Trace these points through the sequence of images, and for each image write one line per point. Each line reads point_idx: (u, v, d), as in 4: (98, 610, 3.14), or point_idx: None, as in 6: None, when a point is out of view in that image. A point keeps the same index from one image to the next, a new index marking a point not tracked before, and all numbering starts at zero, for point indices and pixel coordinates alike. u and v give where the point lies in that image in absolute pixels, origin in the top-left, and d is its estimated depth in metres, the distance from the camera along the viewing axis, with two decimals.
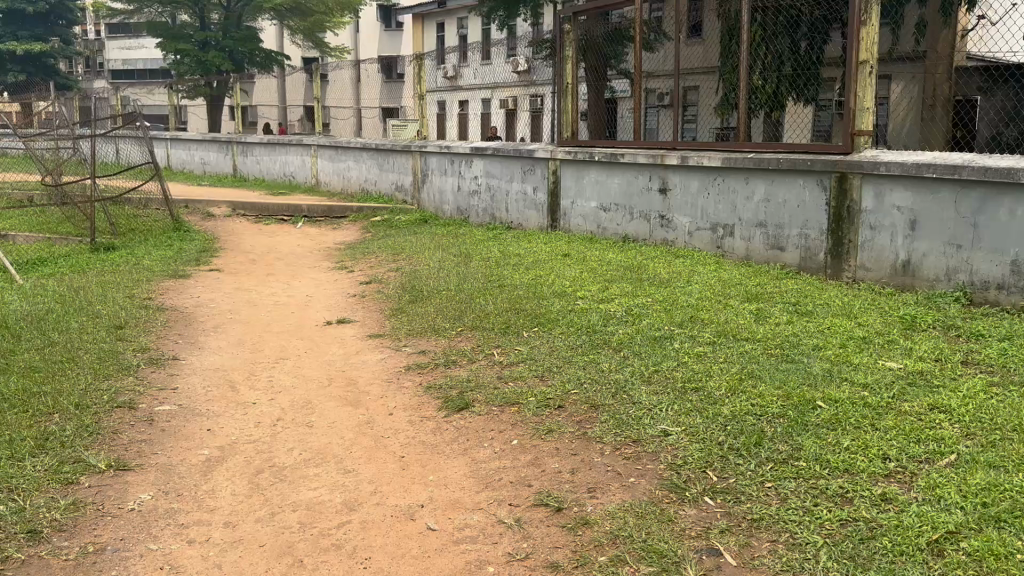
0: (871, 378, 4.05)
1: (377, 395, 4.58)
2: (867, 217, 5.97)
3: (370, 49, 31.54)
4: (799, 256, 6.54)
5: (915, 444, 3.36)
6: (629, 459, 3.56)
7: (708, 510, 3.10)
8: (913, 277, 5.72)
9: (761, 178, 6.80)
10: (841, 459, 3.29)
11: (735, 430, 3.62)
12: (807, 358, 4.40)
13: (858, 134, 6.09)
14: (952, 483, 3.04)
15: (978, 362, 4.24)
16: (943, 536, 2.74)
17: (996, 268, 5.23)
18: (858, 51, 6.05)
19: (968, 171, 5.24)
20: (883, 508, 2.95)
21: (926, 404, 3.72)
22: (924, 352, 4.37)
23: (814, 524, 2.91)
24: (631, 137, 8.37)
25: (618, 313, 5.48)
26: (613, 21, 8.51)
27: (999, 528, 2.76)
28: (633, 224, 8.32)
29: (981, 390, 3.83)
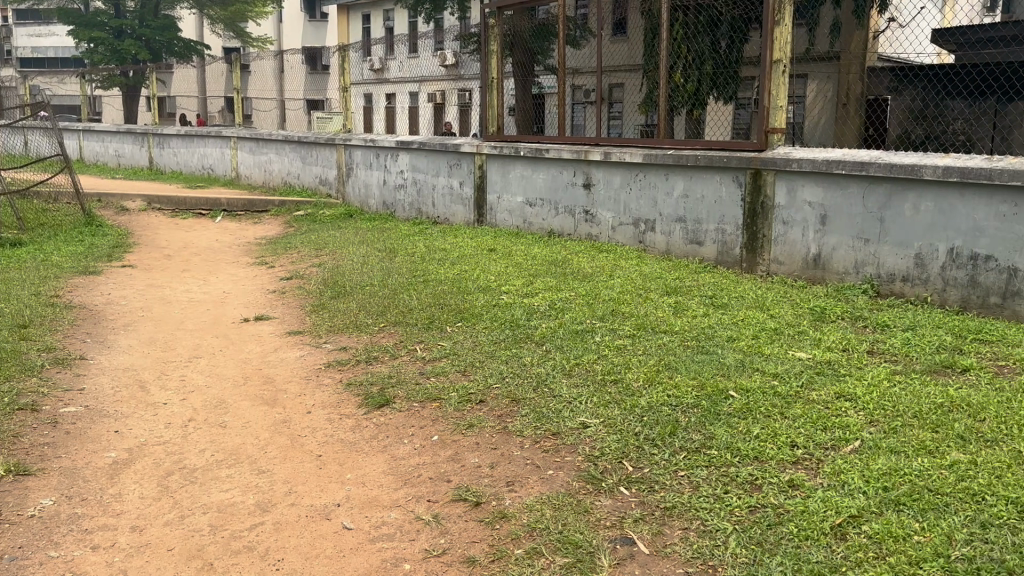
0: (781, 368, 4.17)
1: (294, 393, 4.50)
2: (781, 212, 6.14)
3: (294, 40, 30.96)
4: (716, 250, 6.69)
5: (822, 432, 3.47)
6: (548, 452, 3.58)
7: (623, 500, 3.15)
8: (824, 270, 5.91)
9: (681, 174, 6.92)
10: (751, 447, 3.38)
11: (651, 421, 3.68)
12: (721, 350, 4.50)
13: (772, 131, 6.27)
14: (855, 468, 3.15)
15: (883, 352, 4.40)
16: (845, 521, 2.83)
17: (901, 261, 5.43)
18: (772, 50, 6.19)
19: (875, 167, 5.41)
20: (789, 494, 3.04)
21: (833, 392, 3.84)
22: (831, 342, 4.52)
23: (723, 511, 2.98)
24: (555, 132, 8.42)
25: (541, 307, 5.51)
26: (537, 16, 8.55)
27: (899, 511, 2.86)
28: (558, 218, 8.37)
29: (884, 378, 3.98)
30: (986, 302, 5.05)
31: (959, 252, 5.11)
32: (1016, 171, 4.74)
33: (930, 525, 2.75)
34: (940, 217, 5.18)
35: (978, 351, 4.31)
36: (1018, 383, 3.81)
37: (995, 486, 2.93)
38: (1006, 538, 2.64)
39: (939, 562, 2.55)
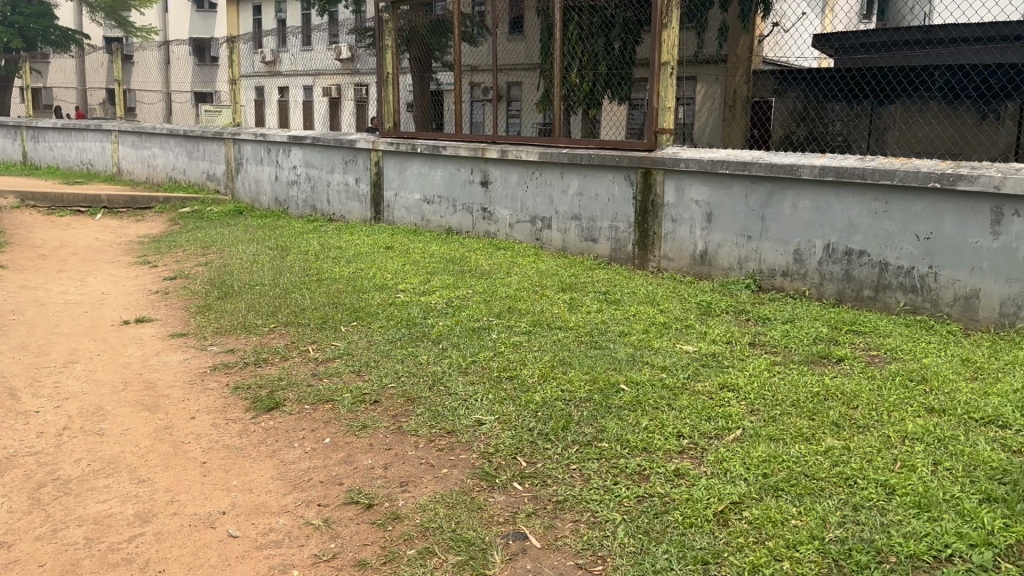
0: (669, 360, 4.28)
1: (178, 397, 4.33)
2: (670, 210, 6.31)
3: (181, 30, 29.80)
4: (610, 247, 6.82)
5: (706, 422, 3.59)
6: (442, 450, 3.56)
7: (516, 495, 3.16)
8: (711, 266, 6.11)
9: (575, 172, 7.02)
10: (640, 438, 3.45)
11: (544, 416, 3.72)
12: (613, 344, 4.59)
13: (661, 132, 6.42)
14: (737, 456, 3.26)
15: (764, 344, 4.58)
16: (727, 507, 2.93)
17: (781, 257, 5.65)
18: (659, 53, 6.34)
19: (756, 167, 5.62)
20: (675, 483, 3.13)
21: (718, 383, 3.98)
22: (716, 335, 4.67)
23: (613, 502, 3.03)
24: (451, 129, 8.39)
25: (439, 305, 5.48)
26: (432, 13, 8.51)
27: (777, 497, 2.98)
28: (456, 216, 8.36)
29: (765, 369, 4.15)
30: (859, 295, 5.28)
31: (834, 248, 5.35)
32: (885, 170, 4.98)
33: (806, 509, 2.87)
34: (816, 214, 5.41)
35: (852, 341, 4.54)
36: (888, 371, 4.02)
37: (865, 471, 3.08)
38: (875, 519, 2.78)
39: (814, 545, 2.67)
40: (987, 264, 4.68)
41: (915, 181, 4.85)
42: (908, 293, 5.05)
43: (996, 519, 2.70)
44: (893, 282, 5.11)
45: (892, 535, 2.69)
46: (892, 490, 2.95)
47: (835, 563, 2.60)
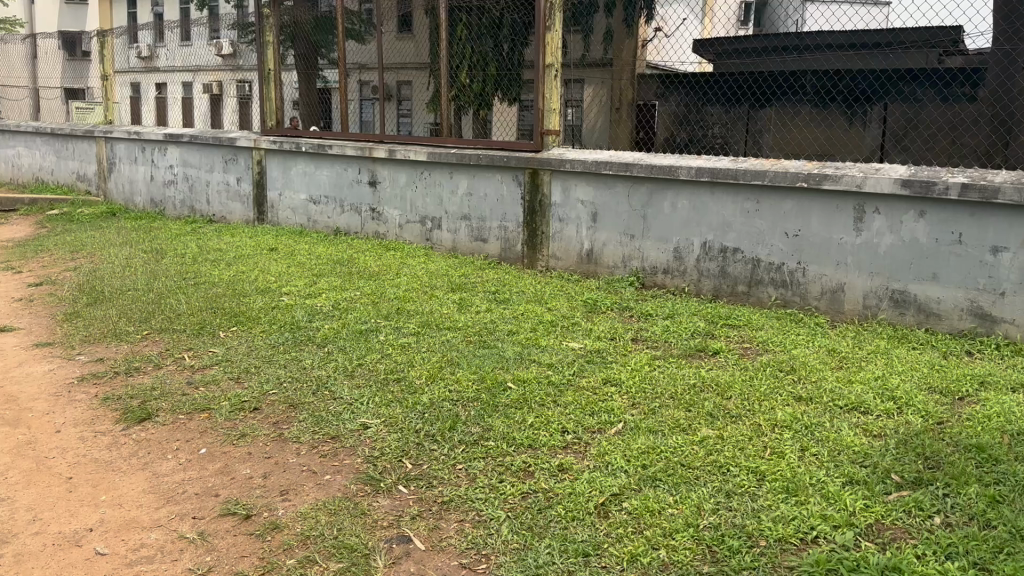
0: (555, 358, 4.33)
1: (41, 410, 4.08)
2: (557, 210, 6.40)
3: (50, 24, 28.20)
4: (499, 247, 6.85)
5: (590, 417, 3.65)
6: (325, 456, 3.46)
7: (401, 498, 3.10)
8: (597, 264, 6.22)
9: (463, 172, 7.01)
10: (526, 435, 3.48)
11: (431, 417, 3.67)
12: (502, 343, 4.60)
13: (547, 133, 6.49)
14: (618, 449, 3.33)
15: (646, 339, 4.70)
16: (608, 499, 2.99)
17: (662, 255, 5.81)
18: (543, 56, 6.41)
19: (638, 168, 5.76)
20: (559, 478, 3.16)
21: (601, 378, 4.06)
22: (601, 332, 4.76)
23: (498, 500, 3.03)
24: (338, 128, 8.24)
25: (324, 307, 5.38)
26: (316, 9, 8.34)
27: (655, 486, 3.06)
28: (343, 216, 8.23)
29: (646, 363, 4.26)
30: (734, 290, 5.47)
31: (711, 246, 5.54)
32: (756, 171, 5.19)
33: (682, 498, 2.96)
34: (693, 213, 5.60)
35: (727, 334, 4.72)
36: (760, 362, 4.21)
37: (738, 459, 3.20)
38: (747, 505, 2.89)
39: (689, 532, 2.75)
40: (851, 259, 4.93)
41: (785, 181, 5.07)
42: (779, 288, 5.27)
43: (858, 501, 2.85)
44: (766, 278, 5.32)
45: (762, 519, 2.80)
46: (763, 476, 3.07)
47: (709, 549, 2.69)
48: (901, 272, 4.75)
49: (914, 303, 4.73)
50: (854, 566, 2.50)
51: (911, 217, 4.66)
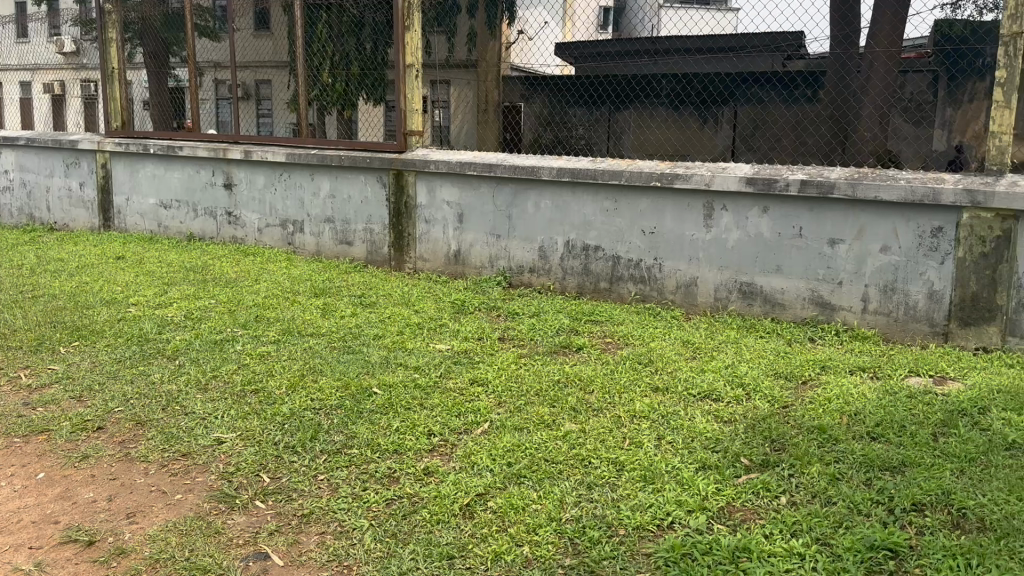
0: (422, 360, 4.27)
1: None
2: (422, 211, 6.36)
3: None
4: (365, 250, 6.74)
5: (456, 417, 3.58)
6: (177, 474, 3.29)
7: (258, 514, 2.96)
8: (464, 264, 6.22)
9: (325, 174, 6.86)
10: (390, 440, 3.36)
11: (291, 428, 3.53)
12: (367, 347, 4.51)
13: (411, 134, 6.44)
14: (484, 448, 3.28)
15: (512, 337, 4.73)
16: (474, 499, 2.92)
17: (527, 254, 5.87)
18: (404, 55, 6.34)
19: (501, 169, 5.79)
20: (425, 481, 3.06)
21: (469, 378, 4.01)
22: (468, 332, 4.75)
23: (360, 508, 2.91)
24: (190, 129, 7.88)
25: (177, 318, 5.12)
26: (165, 6, 7.96)
27: (521, 483, 3.03)
28: (198, 221, 7.89)
29: (512, 361, 4.26)
30: (597, 287, 5.60)
31: (574, 245, 5.64)
32: (613, 171, 5.33)
33: (546, 493, 2.94)
34: (556, 213, 5.69)
35: (590, 330, 4.82)
36: (621, 356, 4.31)
37: (599, 451, 3.24)
38: (607, 496, 2.93)
39: (552, 526, 2.75)
40: (703, 254, 5.14)
41: (640, 180, 5.22)
42: (638, 283, 5.43)
43: (710, 485, 2.96)
44: (625, 274, 5.47)
45: (622, 509, 2.84)
46: (622, 466, 3.13)
47: (571, 542, 2.69)
48: (749, 265, 4.98)
49: (761, 294, 4.98)
50: (707, 549, 2.58)
51: (755, 213, 4.91)
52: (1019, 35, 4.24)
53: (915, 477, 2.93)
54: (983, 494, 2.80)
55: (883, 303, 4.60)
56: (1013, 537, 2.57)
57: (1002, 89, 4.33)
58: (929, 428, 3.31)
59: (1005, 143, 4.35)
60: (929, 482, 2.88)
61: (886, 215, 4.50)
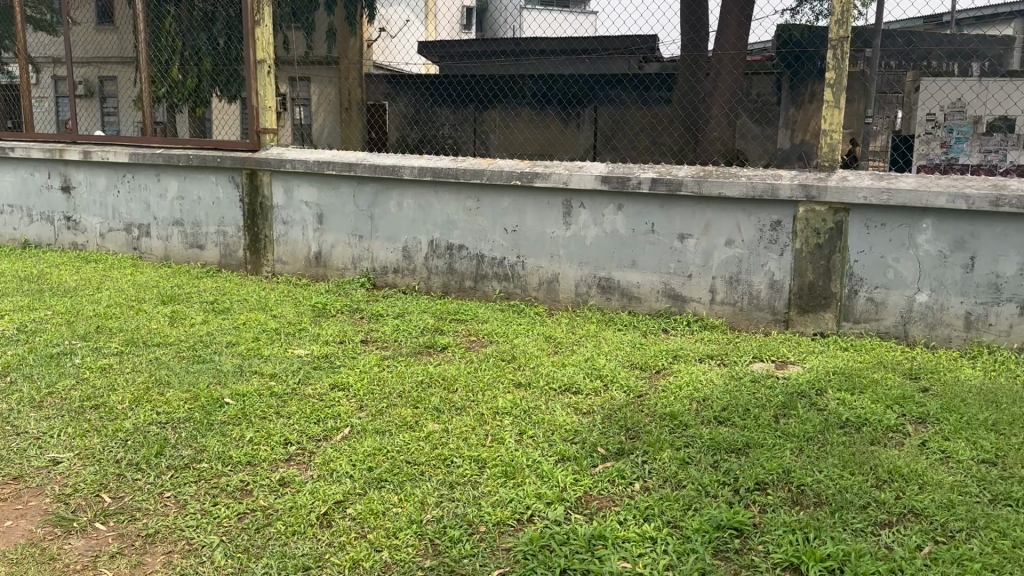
0: (278, 366, 4.13)
1: None
2: (279, 212, 6.18)
3: None
4: (218, 253, 6.49)
5: (315, 424, 3.48)
6: (6, 499, 3.05)
7: (99, 537, 2.78)
8: (324, 266, 6.08)
9: (173, 175, 6.54)
10: (243, 452, 3.23)
11: (135, 444, 3.34)
12: (218, 356, 4.33)
13: (264, 132, 6.24)
14: (344, 454, 3.18)
15: (375, 339, 4.66)
16: (332, 507, 2.83)
17: (391, 255, 5.81)
18: (255, 50, 6.13)
19: (360, 168, 5.71)
20: (280, 492, 2.95)
21: (328, 383, 3.91)
22: (329, 336, 4.64)
23: (211, 525, 2.78)
24: (23, 129, 7.36)
25: (9, 331, 4.76)
26: None
27: (381, 487, 2.95)
28: (33, 227, 7.37)
29: (374, 364, 4.19)
30: (462, 285, 5.60)
31: (437, 244, 5.63)
32: (474, 170, 5.35)
33: (407, 495, 2.88)
34: (418, 212, 5.66)
35: (454, 329, 4.82)
36: (483, 354, 4.32)
37: (461, 449, 3.20)
38: (468, 493, 2.89)
39: (412, 529, 2.68)
40: (563, 251, 5.23)
41: (501, 179, 5.27)
42: (502, 281, 5.47)
43: (568, 476, 2.99)
44: (489, 273, 5.51)
45: (482, 506, 2.81)
46: (484, 463, 3.10)
47: (431, 543, 2.64)
48: (606, 261, 5.12)
49: (618, 288, 5.13)
50: (565, 539, 2.60)
51: (611, 210, 5.05)
52: (844, 39, 4.50)
53: (758, 457, 3.09)
54: (819, 471, 2.98)
55: (730, 293, 4.83)
56: (847, 510, 2.74)
57: (830, 90, 4.59)
58: (771, 411, 3.50)
59: (835, 141, 4.63)
60: (771, 462, 3.03)
61: (730, 211, 4.73)
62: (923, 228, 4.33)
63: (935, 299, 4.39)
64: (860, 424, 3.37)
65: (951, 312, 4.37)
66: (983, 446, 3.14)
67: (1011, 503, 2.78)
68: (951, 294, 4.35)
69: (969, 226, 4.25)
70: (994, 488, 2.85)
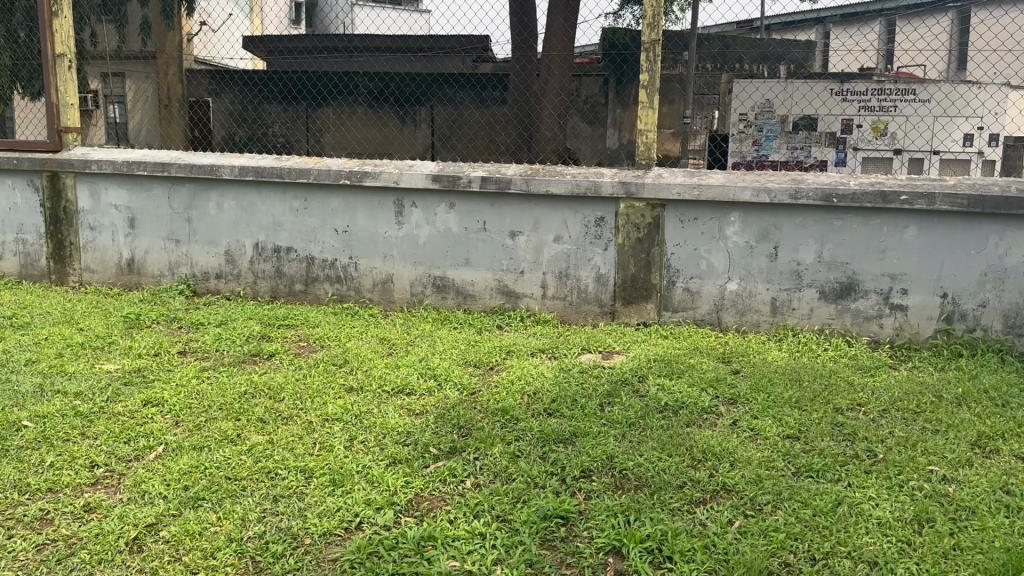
0: (83, 385, 3.83)
1: None
2: (86, 217, 5.76)
3: None
4: (18, 263, 5.97)
5: (125, 444, 3.26)
6: None
7: None
8: (139, 274, 5.72)
9: None
10: (43, 478, 2.98)
11: None
12: (15, 376, 3.97)
13: (65, 130, 5.79)
14: (158, 474, 3.00)
15: (195, 350, 4.43)
16: (143, 531, 2.66)
17: (213, 259, 5.55)
18: (52, 43, 5.67)
19: (176, 168, 5.42)
20: (84, 520, 2.75)
21: (140, 400, 3.67)
22: (143, 348, 4.37)
23: (4, 560, 2.54)
24: None
25: None
26: None
27: (199, 507, 2.80)
28: None
29: (192, 376, 3.98)
30: (291, 289, 5.43)
31: (263, 246, 5.43)
32: (300, 170, 5.20)
33: (227, 513, 2.75)
34: (241, 214, 5.43)
35: (282, 334, 4.66)
36: (313, 359, 4.21)
37: (287, 460, 3.09)
38: (293, 506, 2.79)
39: (231, 547, 2.57)
40: (395, 250, 5.18)
41: (328, 179, 5.16)
42: (334, 283, 5.35)
43: (398, 480, 2.94)
44: (320, 275, 5.37)
45: (307, 517, 2.72)
46: (311, 473, 3.01)
47: (253, 560, 2.53)
48: (439, 260, 5.12)
49: (453, 287, 5.14)
50: (392, 544, 2.56)
51: (443, 208, 5.05)
52: (656, 42, 4.70)
53: (583, 446, 3.19)
54: (640, 455, 3.11)
55: (560, 288, 4.95)
56: (665, 490, 2.87)
57: (645, 91, 4.78)
58: (597, 400, 3.61)
59: (650, 140, 4.84)
60: (595, 450, 3.14)
61: (557, 208, 4.85)
62: (731, 221, 4.62)
63: (744, 287, 4.68)
64: (678, 407, 3.55)
65: (758, 299, 4.67)
66: (787, 422, 3.38)
67: (812, 474, 3.00)
68: (758, 282, 4.65)
69: (772, 218, 4.56)
70: (798, 461, 3.07)
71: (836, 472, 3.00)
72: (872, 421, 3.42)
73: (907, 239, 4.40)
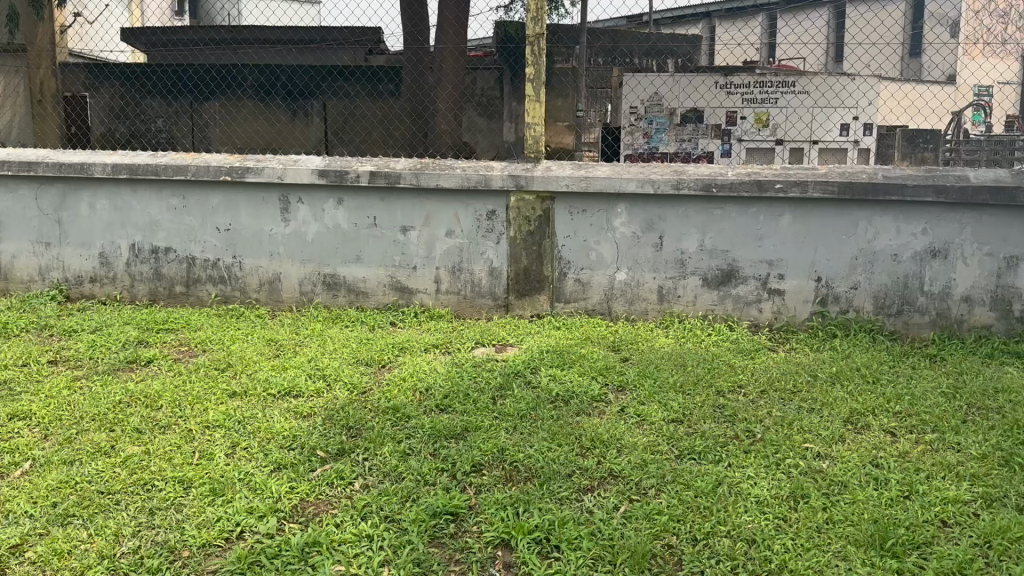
0: None
1: None
2: None
3: None
4: None
5: None
6: None
7: None
8: (7, 280, 5.41)
9: None
10: None
11: None
12: None
13: None
14: (24, 492, 2.84)
15: (68, 358, 4.22)
16: (6, 554, 2.52)
17: (86, 263, 5.29)
18: None
19: (43, 167, 5.14)
20: None
21: (5, 414, 3.47)
22: (10, 359, 4.13)
23: None
24: None
25: None
26: None
27: (68, 524, 2.67)
28: None
29: (63, 387, 3.78)
30: (172, 292, 5.23)
31: (141, 248, 5.21)
32: (177, 167, 5.01)
33: (98, 529, 2.63)
34: (115, 214, 5.20)
35: (162, 339, 4.49)
36: (194, 364, 4.06)
37: (164, 471, 2.97)
38: (170, 518, 2.69)
39: (103, 565, 2.46)
40: (282, 249, 5.06)
41: (208, 175, 4.99)
42: (218, 284, 5.18)
43: (283, 485, 2.87)
44: (203, 276, 5.19)
45: (186, 529, 2.63)
46: (189, 483, 2.90)
47: None
48: (328, 257, 5.03)
49: (344, 284, 5.06)
50: (275, 552, 2.51)
51: (330, 204, 4.96)
52: (540, 35, 4.74)
53: (474, 440, 3.19)
54: (530, 446, 3.14)
55: (453, 283, 4.94)
56: (553, 480, 2.90)
57: (531, 84, 4.81)
58: (489, 393, 3.63)
59: (538, 133, 4.87)
60: (486, 444, 3.14)
61: (447, 202, 4.84)
62: (618, 212, 4.70)
63: (632, 277, 4.78)
64: (568, 397, 3.60)
65: (646, 287, 4.78)
66: (671, 407, 3.47)
67: (694, 456, 3.09)
68: (645, 271, 4.76)
69: (656, 209, 4.67)
70: (680, 444, 3.15)
71: (717, 453, 3.10)
72: (751, 403, 3.56)
73: (782, 226, 4.59)
